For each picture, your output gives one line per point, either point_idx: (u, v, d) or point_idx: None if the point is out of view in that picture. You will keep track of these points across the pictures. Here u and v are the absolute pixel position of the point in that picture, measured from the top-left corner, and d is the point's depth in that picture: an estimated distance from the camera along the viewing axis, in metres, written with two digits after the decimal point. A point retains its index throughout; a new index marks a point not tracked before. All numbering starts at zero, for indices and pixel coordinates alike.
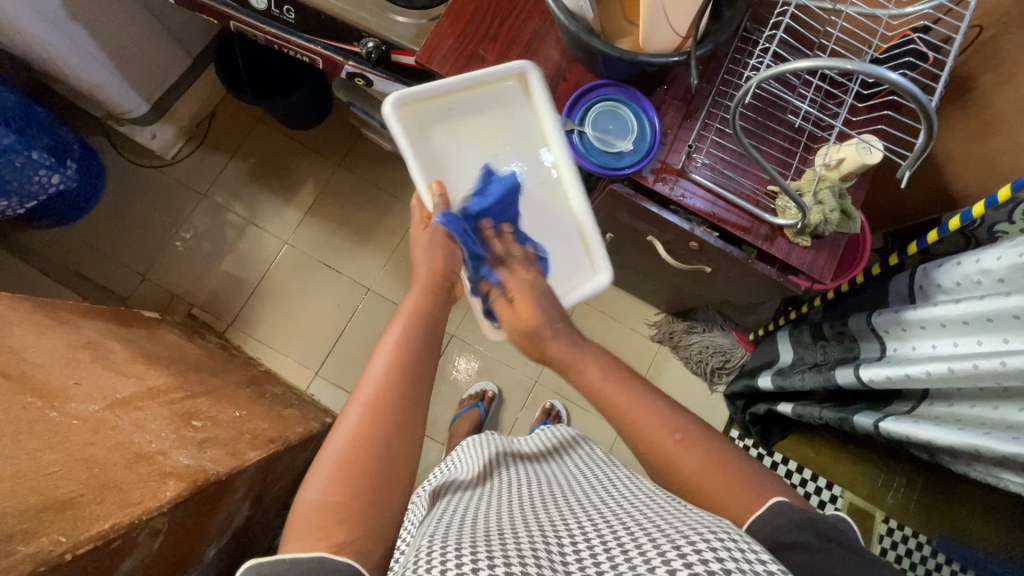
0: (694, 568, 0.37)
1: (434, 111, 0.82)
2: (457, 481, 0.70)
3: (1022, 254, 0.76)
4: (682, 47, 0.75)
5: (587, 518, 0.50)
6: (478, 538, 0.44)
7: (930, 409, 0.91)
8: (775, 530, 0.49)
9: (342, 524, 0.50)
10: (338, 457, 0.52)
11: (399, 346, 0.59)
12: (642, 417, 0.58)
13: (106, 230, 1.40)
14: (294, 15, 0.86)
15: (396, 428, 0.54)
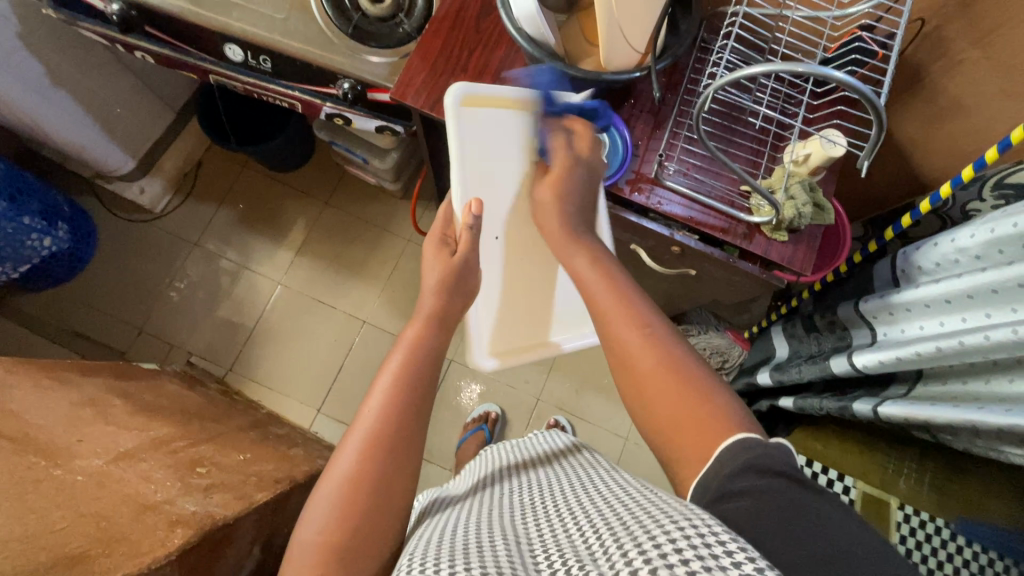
0: (653, 562, 0.38)
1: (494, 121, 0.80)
2: (450, 497, 0.71)
3: (993, 229, 0.79)
4: (644, 62, 0.77)
5: (567, 527, 0.51)
6: (462, 552, 0.46)
7: (926, 389, 0.92)
8: (722, 480, 0.46)
9: (339, 561, 0.49)
10: (336, 493, 0.52)
11: (395, 382, 0.59)
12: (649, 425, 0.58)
13: (100, 287, 1.41)
14: (271, 64, 0.90)
15: (392, 459, 0.54)
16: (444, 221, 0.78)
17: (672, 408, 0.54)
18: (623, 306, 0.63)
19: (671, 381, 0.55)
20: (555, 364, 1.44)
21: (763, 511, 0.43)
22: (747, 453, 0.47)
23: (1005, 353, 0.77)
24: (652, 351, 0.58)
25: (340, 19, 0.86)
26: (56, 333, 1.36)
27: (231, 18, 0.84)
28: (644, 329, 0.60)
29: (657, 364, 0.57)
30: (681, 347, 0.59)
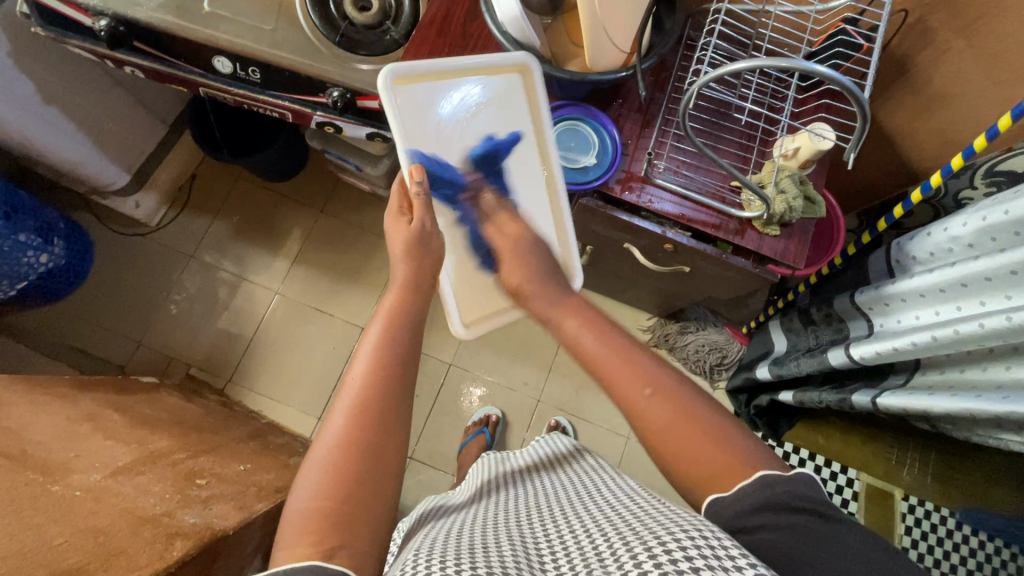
0: (663, 567, 0.39)
1: (434, 92, 0.75)
2: (451, 504, 0.71)
3: (985, 217, 0.79)
4: (629, 62, 0.78)
5: (572, 530, 0.51)
6: (463, 551, 0.45)
7: (924, 378, 0.92)
8: (743, 507, 0.47)
9: (333, 528, 0.46)
10: (327, 459, 0.50)
11: (379, 345, 0.57)
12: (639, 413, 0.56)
13: (97, 302, 1.41)
14: (260, 75, 0.89)
15: (385, 428, 0.52)
16: (397, 194, 0.72)
17: (697, 457, 0.51)
18: (623, 363, 0.57)
19: (693, 438, 0.51)
20: (554, 365, 1.44)
21: (791, 544, 0.44)
22: (762, 489, 0.47)
23: (999, 341, 0.77)
24: (663, 407, 0.53)
25: (328, 30, 0.87)
26: (55, 350, 1.36)
27: (219, 31, 0.85)
28: (642, 391, 0.55)
29: (674, 419, 0.52)
30: (698, 393, 0.55)
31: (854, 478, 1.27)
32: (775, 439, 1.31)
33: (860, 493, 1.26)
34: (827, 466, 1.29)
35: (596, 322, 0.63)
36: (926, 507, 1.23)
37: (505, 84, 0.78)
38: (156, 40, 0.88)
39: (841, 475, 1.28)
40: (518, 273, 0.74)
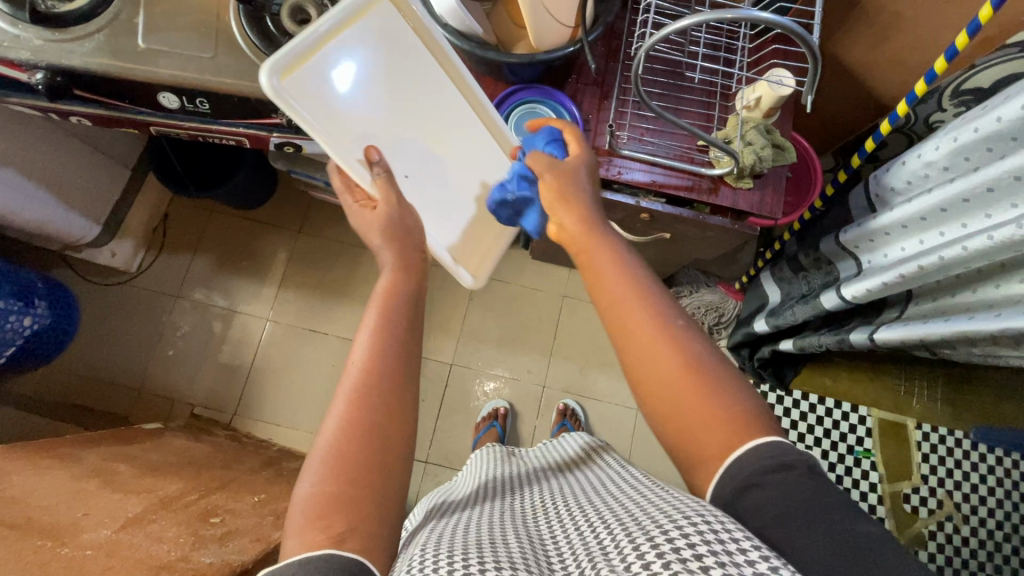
0: (667, 556, 0.39)
1: (325, 62, 0.70)
2: (460, 499, 0.72)
3: (955, 138, 0.78)
4: (576, 36, 0.77)
5: (577, 524, 0.52)
6: (469, 546, 0.46)
7: (917, 308, 0.93)
8: (753, 472, 0.47)
9: (340, 511, 0.46)
10: (329, 448, 0.49)
11: (379, 327, 0.56)
12: (654, 351, 0.53)
13: (88, 356, 1.40)
14: (209, 105, 0.87)
15: (387, 408, 0.51)
16: (349, 186, 0.72)
17: (691, 411, 0.51)
18: (641, 301, 0.56)
19: (691, 388, 0.51)
20: (554, 349, 1.44)
21: (788, 508, 0.43)
22: (776, 452, 0.47)
23: (985, 260, 0.76)
24: (676, 351, 0.53)
25: (269, 48, 0.85)
26: (57, 410, 1.35)
27: (160, 67, 0.83)
28: (670, 321, 0.55)
29: (675, 364, 0.52)
30: (704, 347, 0.54)
31: (865, 415, 1.36)
32: (783, 388, 1.37)
33: (872, 428, 1.36)
34: (839, 407, 1.37)
35: (629, 263, 0.60)
36: (939, 432, 1.35)
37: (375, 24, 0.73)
38: (99, 85, 0.86)
39: (852, 413, 1.37)
40: (557, 188, 0.66)
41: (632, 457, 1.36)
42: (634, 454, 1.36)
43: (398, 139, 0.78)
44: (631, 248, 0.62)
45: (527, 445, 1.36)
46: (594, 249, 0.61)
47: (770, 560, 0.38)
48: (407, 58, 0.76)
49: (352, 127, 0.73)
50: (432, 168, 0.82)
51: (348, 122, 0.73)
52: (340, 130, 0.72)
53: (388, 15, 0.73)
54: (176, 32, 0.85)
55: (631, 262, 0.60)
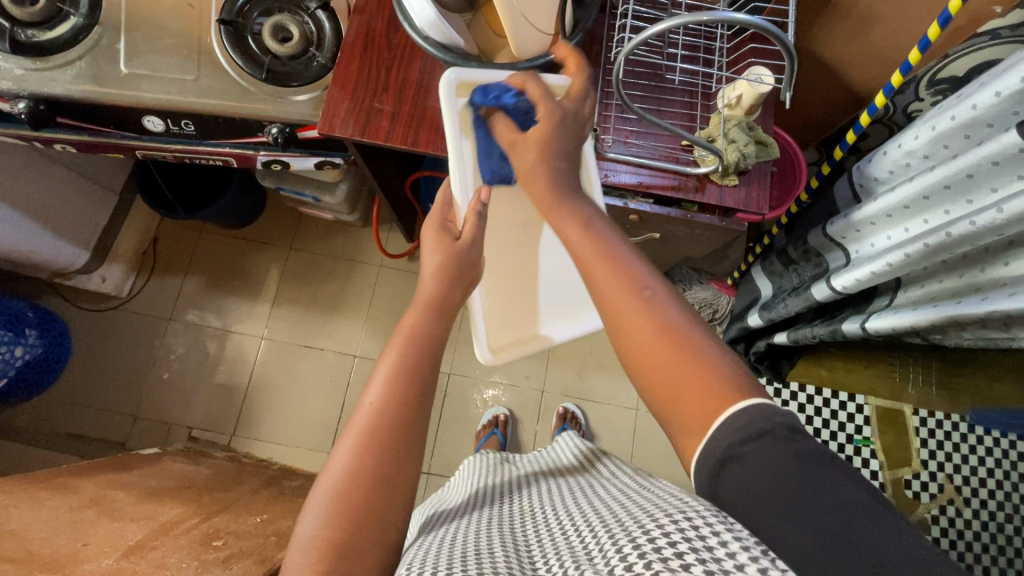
0: (648, 557, 0.40)
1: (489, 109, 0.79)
2: (454, 509, 0.72)
3: (933, 127, 0.80)
4: (557, 43, 0.78)
5: (567, 534, 0.52)
6: (460, 561, 0.46)
7: (907, 296, 0.94)
8: (727, 438, 0.42)
9: (338, 559, 0.46)
10: (333, 489, 0.49)
11: (395, 368, 0.55)
12: (629, 321, 0.49)
13: (81, 384, 1.38)
14: (195, 126, 0.87)
15: (392, 451, 0.51)
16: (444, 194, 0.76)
17: (673, 381, 0.46)
18: (613, 267, 0.52)
19: (672, 354, 0.46)
20: (551, 353, 1.44)
21: (764, 481, 0.40)
22: (758, 416, 0.42)
23: (969, 245, 0.78)
24: (653, 318, 0.49)
25: (253, 67, 0.86)
26: (52, 440, 1.33)
27: (143, 91, 0.83)
28: (640, 289, 0.50)
29: (654, 336, 0.47)
30: (681, 309, 0.50)
31: (862, 403, 1.38)
32: (781, 380, 1.38)
33: (871, 415, 1.37)
34: (836, 396, 1.39)
35: (597, 227, 0.57)
36: (937, 416, 1.37)
37: None
38: (83, 111, 0.86)
39: (849, 402, 1.38)
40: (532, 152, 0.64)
41: (634, 457, 1.36)
42: (635, 454, 1.37)
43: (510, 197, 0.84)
44: (600, 215, 0.60)
45: (529, 451, 1.36)
46: (558, 215, 0.59)
47: (753, 553, 0.37)
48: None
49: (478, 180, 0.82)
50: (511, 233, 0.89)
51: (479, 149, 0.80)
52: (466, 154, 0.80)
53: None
54: (158, 56, 0.85)
55: (595, 221, 0.57)
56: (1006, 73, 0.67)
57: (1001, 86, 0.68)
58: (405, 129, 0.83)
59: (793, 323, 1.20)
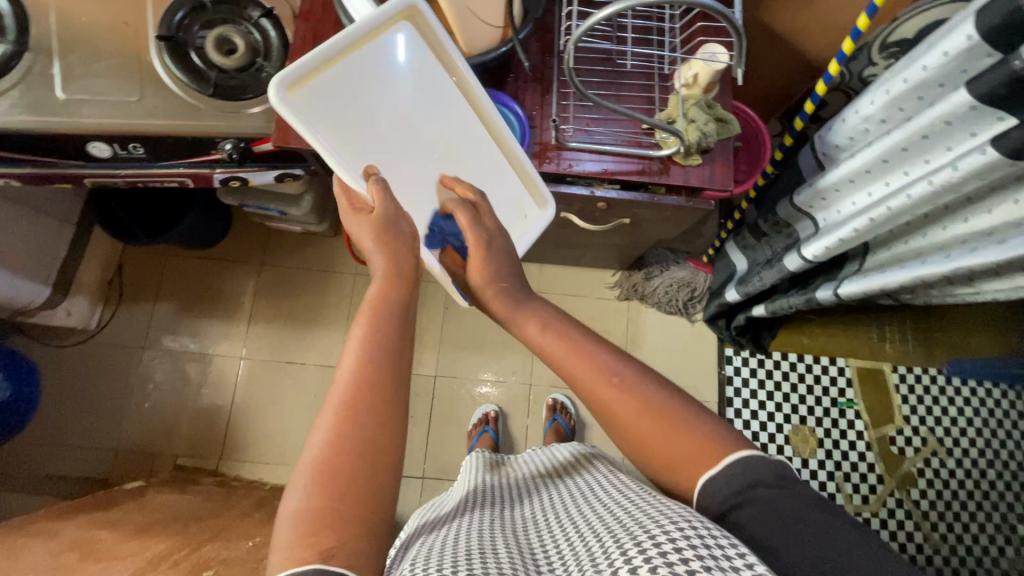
0: (652, 560, 0.43)
1: (343, 84, 0.68)
2: (451, 506, 0.75)
3: (888, 91, 0.81)
4: (508, 36, 0.76)
5: (570, 535, 0.56)
6: (460, 558, 0.49)
7: (876, 259, 0.95)
8: (725, 485, 0.50)
9: (330, 528, 0.46)
10: (316, 464, 0.49)
11: (366, 339, 0.54)
12: (612, 405, 0.55)
13: (56, 423, 1.34)
14: (144, 148, 0.84)
15: (374, 421, 0.51)
16: (346, 192, 0.67)
17: (666, 450, 0.53)
18: (581, 355, 0.58)
19: (662, 430, 0.53)
20: None
21: (764, 516, 0.48)
22: (748, 469, 0.50)
23: (928, 206, 0.79)
24: (626, 398, 0.55)
25: (199, 83, 0.83)
26: (33, 482, 1.30)
27: (85, 117, 0.80)
28: (613, 373, 0.56)
29: (636, 411, 0.54)
30: (654, 382, 0.56)
31: (843, 366, 1.41)
32: (763, 351, 1.41)
33: (852, 377, 1.41)
34: (818, 361, 1.42)
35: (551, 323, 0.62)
36: (914, 371, 1.41)
37: (401, 40, 0.71)
38: (22, 142, 0.82)
39: (831, 366, 1.41)
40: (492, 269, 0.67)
41: None
42: None
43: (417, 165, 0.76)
44: (560, 311, 0.64)
45: (522, 445, 1.36)
46: (520, 318, 0.64)
47: (751, 565, 0.43)
48: (427, 79, 0.74)
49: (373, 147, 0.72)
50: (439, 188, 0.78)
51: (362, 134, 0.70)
52: (348, 144, 0.69)
53: (404, 29, 0.71)
54: (98, 79, 0.81)
55: (555, 321, 0.62)
56: (952, 32, 0.68)
57: (948, 45, 0.69)
58: None
59: (771, 294, 1.22)
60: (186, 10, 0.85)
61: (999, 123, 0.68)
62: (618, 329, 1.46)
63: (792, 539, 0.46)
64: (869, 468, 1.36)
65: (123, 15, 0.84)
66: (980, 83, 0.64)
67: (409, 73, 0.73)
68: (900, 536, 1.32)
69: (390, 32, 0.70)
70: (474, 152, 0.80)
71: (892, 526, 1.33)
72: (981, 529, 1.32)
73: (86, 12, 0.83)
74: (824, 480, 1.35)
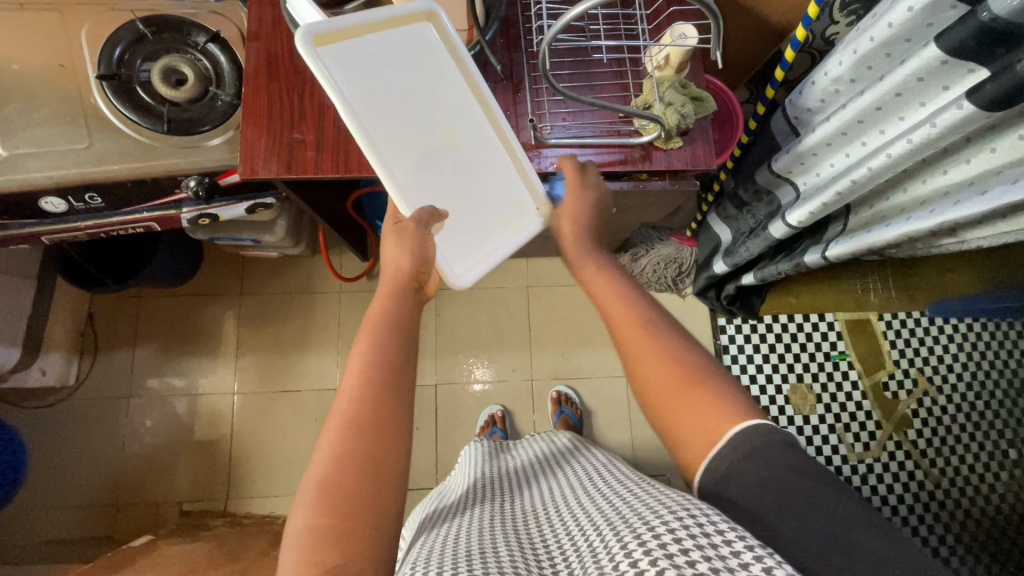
0: (652, 552, 0.42)
1: (364, 65, 0.65)
2: (450, 505, 0.75)
3: (856, 51, 0.81)
4: (473, 38, 0.74)
5: (570, 528, 0.55)
6: (468, 558, 0.49)
7: (859, 218, 0.96)
8: (745, 442, 0.49)
9: (334, 544, 0.47)
10: (319, 481, 0.50)
11: (365, 355, 0.56)
12: (642, 360, 0.56)
13: (49, 485, 1.29)
14: (101, 197, 0.79)
15: (376, 436, 0.52)
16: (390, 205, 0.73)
17: (679, 409, 0.52)
18: (623, 301, 0.61)
19: (672, 379, 0.54)
20: (533, 340, 1.43)
21: (768, 491, 0.46)
22: (752, 436, 0.49)
23: (908, 163, 0.80)
24: (656, 349, 0.56)
25: (151, 121, 0.78)
26: (35, 549, 1.25)
27: (32, 172, 0.75)
28: (646, 320, 0.58)
29: (660, 365, 0.55)
30: (683, 343, 0.57)
31: (833, 321, 1.45)
32: (753, 316, 1.43)
33: (841, 330, 1.45)
34: (808, 319, 1.45)
35: (613, 272, 0.66)
36: (899, 317, 1.45)
37: (421, 38, 0.69)
38: None
39: (821, 321, 1.45)
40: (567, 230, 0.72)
41: (633, 423, 1.38)
42: (634, 419, 1.39)
43: (434, 162, 0.72)
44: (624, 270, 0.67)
45: None
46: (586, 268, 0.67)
47: (753, 550, 0.41)
48: (448, 77, 0.71)
49: (385, 126, 0.67)
50: (452, 188, 0.74)
51: (385, 127, 0.67)
52: (376, 134, 0.67)
53: (424, 26, 0.68)
54: (41, 129, 0.76)
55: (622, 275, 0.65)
56: None
57: (912, 1, 0.69)
58: (333, 155, 0.77)
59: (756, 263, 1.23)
60: (123, 44, 0.79)
61: (969, 75, 0.68)
62: None
63: (790, 516, 0.44)
64: (868, 416, 1.41)
65: (58, 57, 0.79)
66: (949, 38, 0.64)
67: (431, 69, 0.70)
68: (902, 476, 1.37)
69: (409, 24, 0.67)
70: (483, 161, 0.76)
71: (893, 468, 1.37)
72: (977, 459, 1.38)
73: (16, 58, 0.78)
74: (825, 433, 1.39)
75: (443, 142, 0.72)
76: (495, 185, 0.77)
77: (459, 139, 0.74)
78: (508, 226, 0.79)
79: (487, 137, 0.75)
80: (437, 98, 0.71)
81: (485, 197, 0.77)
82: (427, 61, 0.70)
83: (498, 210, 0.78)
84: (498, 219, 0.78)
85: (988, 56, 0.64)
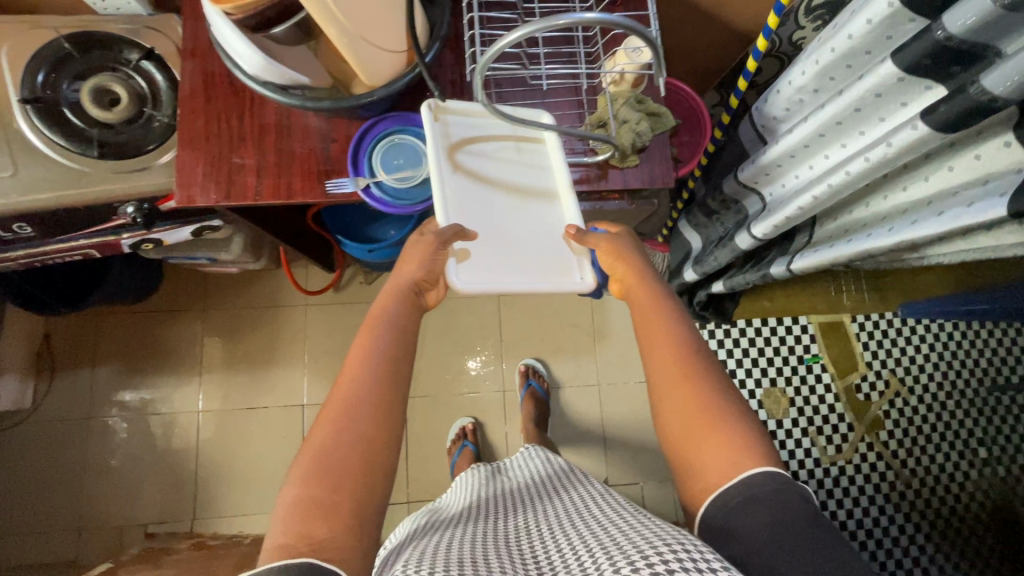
0: None
1: (472, 143, 0.74)
2: (433, 522, 0.75)
3: (817, 62, 0.79)
4: (413, 59, 0.70)
5: (567, 544, 0.55)
6: (453, 560, 0.50)
7: (823, 231, 0.95)
8: (761, 488, 0.49)
9: (320, 518, 0.49)
10: (310, 464, 0.51)
11: (365, 351, 0.58)
12: (664, 396, 0.57)
13: (9, 512, 1.26)
14: (32, 227, 0.76)
15: (369, 429, 0.54)
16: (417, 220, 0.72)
17: (699, 432, 0.54)
18: (667, 330, 0.61)
19: (697, 402, 0.55)
20: (505, 350, 1.41)
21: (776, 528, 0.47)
22: (774, 483, 0.49)
23: (869, 178, 0.78)
24: (700, 381, 0.57)
25: (84, 146, 0.75)
26: None
27: None
28: (699, 361, 0.58)
29: (690, 401, 0.55)
30: (726, 393, 0.56)
31: (806, 324, 1.44)
32: (725, 321, 1.41)
33: (814, 334, 1.44)
34: (781, 323, 1.44)
35: (661, 295, 0.64)
36: (872, 318, 1.45)
37: (533, 149, 0.77)
38: None
39: (794, 325, 1.44)
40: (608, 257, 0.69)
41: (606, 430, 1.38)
42: (608, 427, 1.38)
43: (491, 216, 0.72)
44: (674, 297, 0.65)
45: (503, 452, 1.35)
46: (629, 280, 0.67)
47: None
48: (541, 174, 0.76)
49: (461, 170, 0.72)
50: (495, 237, 0.71)
51: (461, 179, 0.71)
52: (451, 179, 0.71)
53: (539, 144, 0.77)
54: None
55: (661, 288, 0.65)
56: None
57: (871, 14, 0.67)
58: (275, 180, 0.74)
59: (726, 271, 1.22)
60: (46, 66, 0.75)
61: (928, 92, 0.66)
62: (585, 321, 1.44)
63: (790, 553, 0.45)
64: (840, 419, 1.41)
65: None
66: (906, 55, 0.62)
67: (529, 165, 0.76)
68: (875, 477, 1.38)
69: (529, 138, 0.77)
70: (540, 237, 0.73)
71: (865, 470, 1.38)
72: (948, 457, 1.39)
73: None
74: (798, 437, 1.39)
75: (510, 212, 0.73)
76: (539, 253, 0.73)
77: (525, 211, 0.74)
78: (540, 279, 0.71)
79: (551, 219, 0.75)
80: (521, 178, 0.75)
81: (524, 253, 0.72)
82: (528, 160, 0.76)
83: (536, 265, 0.72)
84: (533, 274, 0.71)
85: (946, 74, 0.62)
